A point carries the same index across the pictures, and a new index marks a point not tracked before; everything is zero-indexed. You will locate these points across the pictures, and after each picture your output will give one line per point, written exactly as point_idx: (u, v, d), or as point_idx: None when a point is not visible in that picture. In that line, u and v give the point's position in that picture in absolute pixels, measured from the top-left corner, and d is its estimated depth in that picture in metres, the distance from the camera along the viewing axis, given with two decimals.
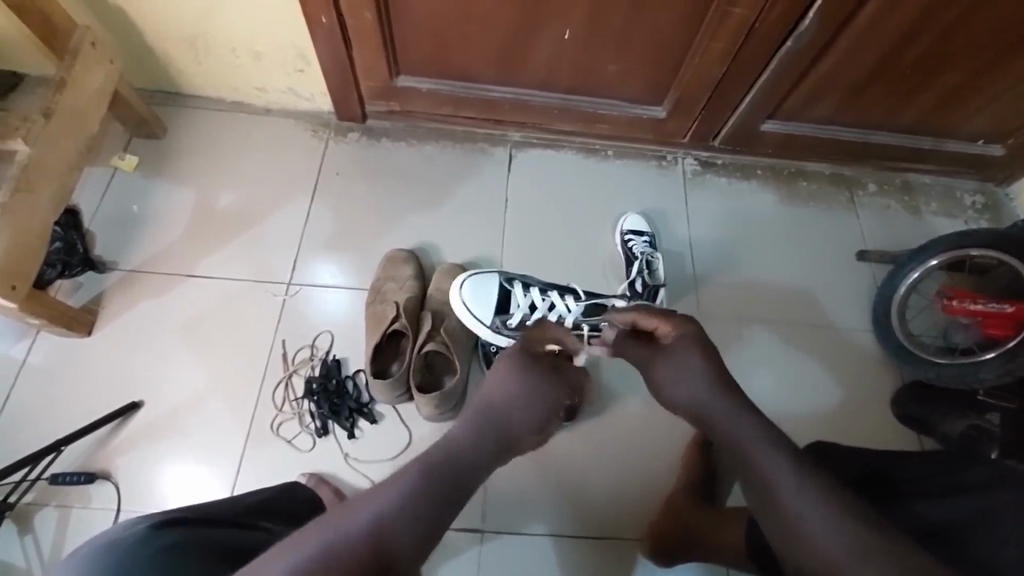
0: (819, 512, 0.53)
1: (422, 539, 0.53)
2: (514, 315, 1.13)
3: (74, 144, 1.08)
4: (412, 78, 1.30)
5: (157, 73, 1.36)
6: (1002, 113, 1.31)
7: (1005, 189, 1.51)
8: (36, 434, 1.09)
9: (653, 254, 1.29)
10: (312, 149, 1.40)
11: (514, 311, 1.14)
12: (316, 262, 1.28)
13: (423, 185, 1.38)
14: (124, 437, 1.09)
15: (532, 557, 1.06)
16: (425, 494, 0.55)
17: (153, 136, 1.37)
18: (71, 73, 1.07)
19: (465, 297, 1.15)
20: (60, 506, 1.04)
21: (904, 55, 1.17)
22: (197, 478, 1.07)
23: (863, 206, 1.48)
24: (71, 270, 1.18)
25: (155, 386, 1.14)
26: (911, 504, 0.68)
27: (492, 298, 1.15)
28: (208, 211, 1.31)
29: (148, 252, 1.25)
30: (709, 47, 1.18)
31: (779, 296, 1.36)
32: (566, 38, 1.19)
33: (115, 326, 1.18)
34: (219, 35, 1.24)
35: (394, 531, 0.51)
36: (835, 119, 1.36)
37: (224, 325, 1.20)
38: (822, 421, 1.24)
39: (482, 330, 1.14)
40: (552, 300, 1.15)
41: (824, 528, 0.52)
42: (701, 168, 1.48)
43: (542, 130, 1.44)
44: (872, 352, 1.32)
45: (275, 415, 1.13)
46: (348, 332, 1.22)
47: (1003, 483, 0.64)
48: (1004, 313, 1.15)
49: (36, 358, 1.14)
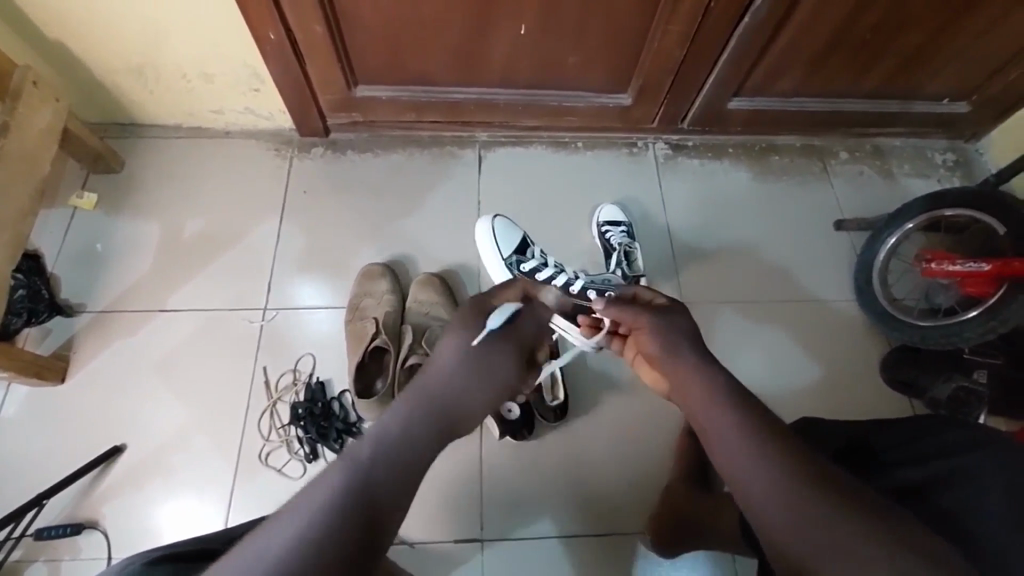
0: (792, 502, 0.52)
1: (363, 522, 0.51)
2: (527, 262, 1.18)
3: (25, 187, 1.06)
4: (370, 86, 1.28)
5: (109, 105, 1.33)
6: (966, 70, 1.31)
7: (975, 145, 1.52)
8: (18, 487, 1.06)
9: (631, 244, 1.27)
10: (277, 167, 1.37)
11: (529, 259, 1.19)
12: (292, 285, 1.25)
13: (395, 195, 1.36)
14: (109, 483, 1.07)
15: (536, 560, 1.05)
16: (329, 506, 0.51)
17: (110, 171, 1.34)
18: (14, 115, 1.03)
19: (490, 233, 1.23)
20: (49, 561, 1.01)
21: (862, 21, 1.16)
22: (190, 516, 1.05)
23: (837, 175, 1.47)
24: (37, 317, 1.16)
25: (135, 429, 1.11)
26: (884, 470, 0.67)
27: (511, 243, 1.22)
28: (176, 241, 1.28)
29: (117, 290, 1.23)
30: (667, 30, 1.17)
31: (760, 272, 1.35)
32: (523, 34, 1.17)
33: (89, 372, 1.15)
34: (167, 62, 1.21)
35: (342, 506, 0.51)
36: (799, 91, 1.35)
37: (202, 359, 1.17)
38: (813, 394, 1.24)
39: (496, 265, 1.22)
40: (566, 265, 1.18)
41: (793, 515, 0.52)
42: (673, 152, 1.46)
43: (509, 127, 1.42)
44: (857, 320, 1.32)
45: (263, 444, 1.11)
46: (331, 352, 1.20)
47: (984, 446, 0.63)
48: (983, 271, 1.12)
49: (12, 411, 1.11)
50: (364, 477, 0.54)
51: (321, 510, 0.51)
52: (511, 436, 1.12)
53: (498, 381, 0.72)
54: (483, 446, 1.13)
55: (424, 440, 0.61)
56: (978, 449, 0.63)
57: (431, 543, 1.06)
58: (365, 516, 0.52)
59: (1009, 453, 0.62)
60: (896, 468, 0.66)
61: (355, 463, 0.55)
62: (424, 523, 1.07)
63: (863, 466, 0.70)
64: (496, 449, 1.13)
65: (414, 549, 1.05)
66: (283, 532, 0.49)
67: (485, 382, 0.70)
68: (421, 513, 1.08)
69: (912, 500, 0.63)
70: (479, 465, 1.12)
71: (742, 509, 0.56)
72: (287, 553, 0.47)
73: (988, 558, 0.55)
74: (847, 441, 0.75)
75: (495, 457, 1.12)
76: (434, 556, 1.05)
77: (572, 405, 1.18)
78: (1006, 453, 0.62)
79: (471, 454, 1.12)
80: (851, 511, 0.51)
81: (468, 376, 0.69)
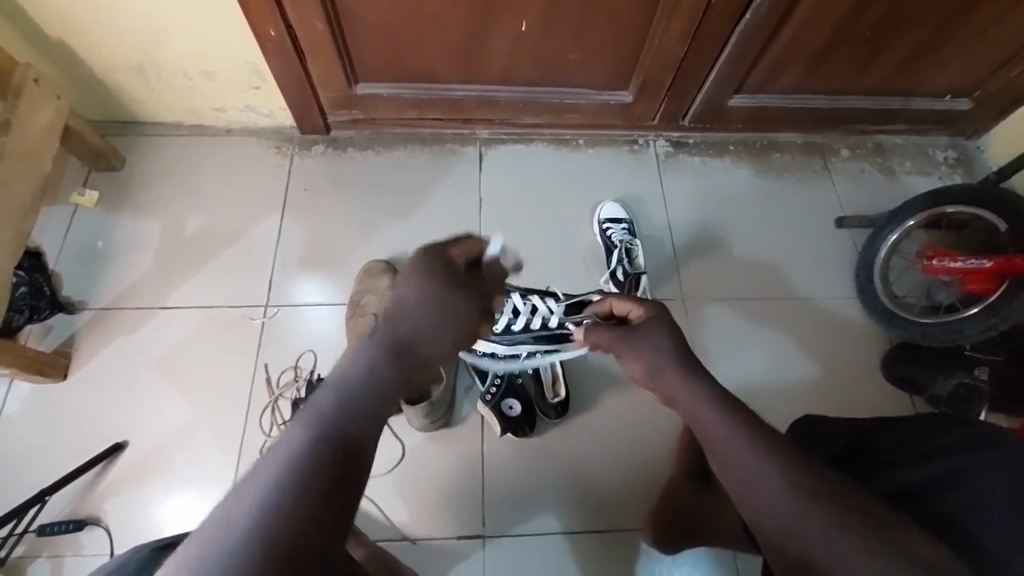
0: (794, 495, 0.52)
1: (334, 471, 0.48)
2: (498, 320, 1.06)
3: (27, 185, 1.06)
4: (371, 84, 1.28)
5: (110, 103, 1.33)
6: (967, 67, 1.30)
7: (976, 142, 1.51)
8: (20, 483, 1.06)
9: (632, 241, 1.28)
10: (277, 165, 1.37)
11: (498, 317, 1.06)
12: (294, 281, 1.26)
13: (396, 193, 1.36)
14: (112, 478, 1.07)
15: (538, 555, 1.05)
16: (298, 466, 0.47)
17: (112, 168, 1.34)
18: (15, 113, 1.03)
19: None
20: (52, 556, 1.02)
21: (864, 17, 1.15)
22: (192, 511, 1.05)
23: (837, 172, 1.47)
24: (40, 314, 1.16)
25: (136, 425, 1.11)
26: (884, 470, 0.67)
27: None
28: (178, 239, 1.28)
29: (119, 288, 1.23)
30: (668, 27, 1.16)
31: (761, 269, 1.35)
32: (523, 30, 1.17)
33: (90, 368, 1.16)
34: (167, 59, 1.21)
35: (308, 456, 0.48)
36: (800, 88, 1.35)
37: (203, 357, 1.18)
38: (815, 390, 1.24)
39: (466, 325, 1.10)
40: (534, 301, 1.08)
41: (795, 508, 0.52)
42: (674, 149, 1.46)
43: (510, 125, 1.42)
44: (858, 317, 1.32)
45: (264, 441, 1.11)
46: (334, 349, 1.20)
47: (986, 444, 0.63)
48: (984, 268, 1.12)
49: (15, 408, 1.12)
50: (330, 424, 0.50)
51: (286, 465, 0.47)
52: (512, 434, 1.12)
53: (463, 315, 0.67)
54: (485, 444, 1.13)
55: (390, 388, 0.56)
56: (979, 448, 0.63)
57: (433, 540, 1.06)
58: (340, 463, 0.48)
59: (1009, 451, 0.62)
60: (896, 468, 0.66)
61: (318, 416, 0.51)
62: (426, 520, 1.07)
63: (862, 468, 0.70)
64: (498, 446, 1.13)
65: (416, 546, 1.05)
66: (250, 495, 0.45)
67: (449, 316, 0.65)
68: (423, 510, 1.08)
69: (913, 498, 0.63)
70: (481, 462, 1.12)
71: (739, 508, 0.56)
72: (258, 513, 0.43)
73: (989, 557, 0.55)
74: (847, 440, 0.75)
75: (497, 454, 1.12)
76: (436, 552, 1.05)
77: (573, 403, 1.18)
78: (1009, 451, 0.61)
79: (473, 452, 1.12)
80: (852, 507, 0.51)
81: (432, 309, 0.64)
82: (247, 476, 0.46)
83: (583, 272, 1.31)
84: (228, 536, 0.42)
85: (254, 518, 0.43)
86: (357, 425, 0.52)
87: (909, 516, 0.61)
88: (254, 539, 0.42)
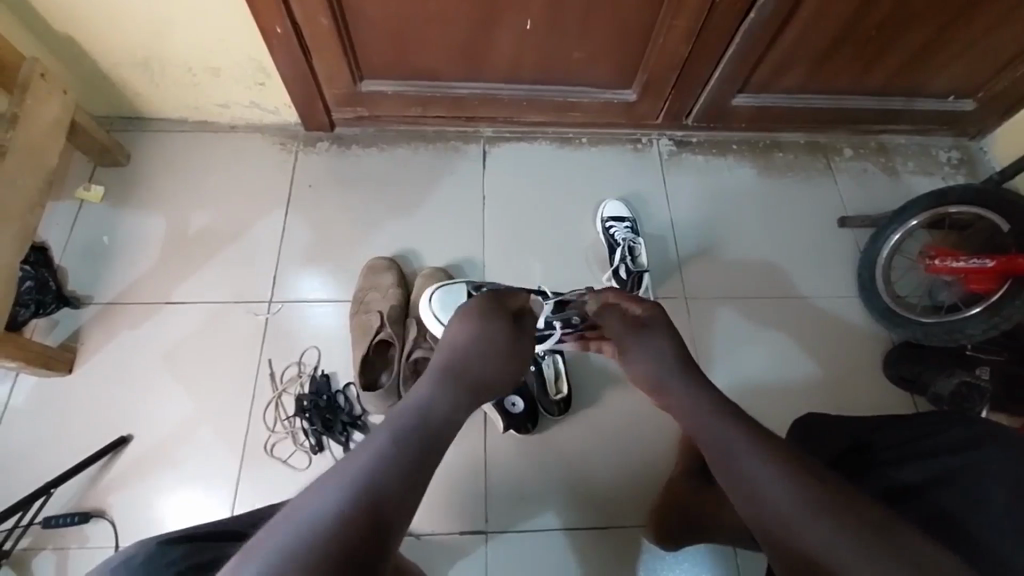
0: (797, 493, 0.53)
1: (406, 477, 0.54)
2: None
3: (33, 180, 1.06)
4: (376, 81, 1.28)
5: (116, 98, 1.33)
6: (971, 67, 1.30)
7: (980, 142, 1.51)
8: (25, 476, 1.07)
9: (635, 240, 1.29)
10: (281, 162, 1.37)
11: None
12: (298, 277, 1.26)
13: (399, 190, 1.36)
14: (117, 471, 1.08)
15: (540, 551, 1.06)
16: (371, 471, 0.53)
17: (117, 164, 1.34)
18: (23, 107, 1.04)
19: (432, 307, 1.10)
20: (56, 549, 1.02)
21: (868, 17, 1.16)
22: (196, 505, 1.06)
23: (840, 172, 1.48)
24: (45, 309, 1.16)
25: (141, 419, 1.12)
26: (887, 468, 0.68)
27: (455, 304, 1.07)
28: (182, 234, 1.29)
29: (124, 283, 1.23)
30: (672, 25, 1.17)
31: (763, 268, 1.36)
32: (528, 28, 1.17)
33: (95, 363, 1.16)
34: (173, 55, 1.21)
35: (384, 463, 0.54)
36: (805, 88, 1.35)
37: (208, 352, 1.18)
38: (817, 389, 1.24)
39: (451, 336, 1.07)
40: None
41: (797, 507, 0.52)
42: (677, 148, 1.47)
43: (513, 123, 1.42)
44: (861, 317, 1.32)
45: (267, 436, 1.12)
46: (338, 345, 1.21)
47: (989, 440, 0.63)
48: (987, 268, 1.13)
49: (20, 401, 1.12)
50: (404, 439, 0.57)
51: (365, 470, 0.53)
52: (515, 430, 1.12)
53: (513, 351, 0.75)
54: (487, 440, 1.14)
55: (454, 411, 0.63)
56: (982, 444, 0.63)
57: (436, 536, 1.06)
58: (411, 471, 0.54)
59: (1011, 448, 0.62)
60: (898, 467, 0.67)
61: (395, 432, 0.58)
62: (429, 516, 1.08)
63: (864, 467, 0.71)
64: (500, 443, 1.14)
65: (419, 542, 1.06)
66: (331, 493, 0.50)
67: (498, 352, 0.73)
68: (426, 506, 1.08)
69: (915, 498, 0.63)
70: (484, 458, 1.12)
71: (739, 506, 0.57)
72: (335, 509, 0.49)
73: (991, 559, 0.55)
74: (849, 438, 0.75)
75: (500, 450, 1.13)
76: (439, 548, 1.05)
77: (576, 400, 1.18)
78: (1013, 448, 0.61)
79: (476, 448, 1.13)
80: (854, 504, 0.51)
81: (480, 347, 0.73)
82: (326, 476, 0.52)
83: (585, 270, 1.31)
84: (311, 524, 0.47)
85: (335, 513, 0.49)
86: (429, 440, 0.58)
87: (909, 518, 0.62)
88: (335, 529, 0.47)
